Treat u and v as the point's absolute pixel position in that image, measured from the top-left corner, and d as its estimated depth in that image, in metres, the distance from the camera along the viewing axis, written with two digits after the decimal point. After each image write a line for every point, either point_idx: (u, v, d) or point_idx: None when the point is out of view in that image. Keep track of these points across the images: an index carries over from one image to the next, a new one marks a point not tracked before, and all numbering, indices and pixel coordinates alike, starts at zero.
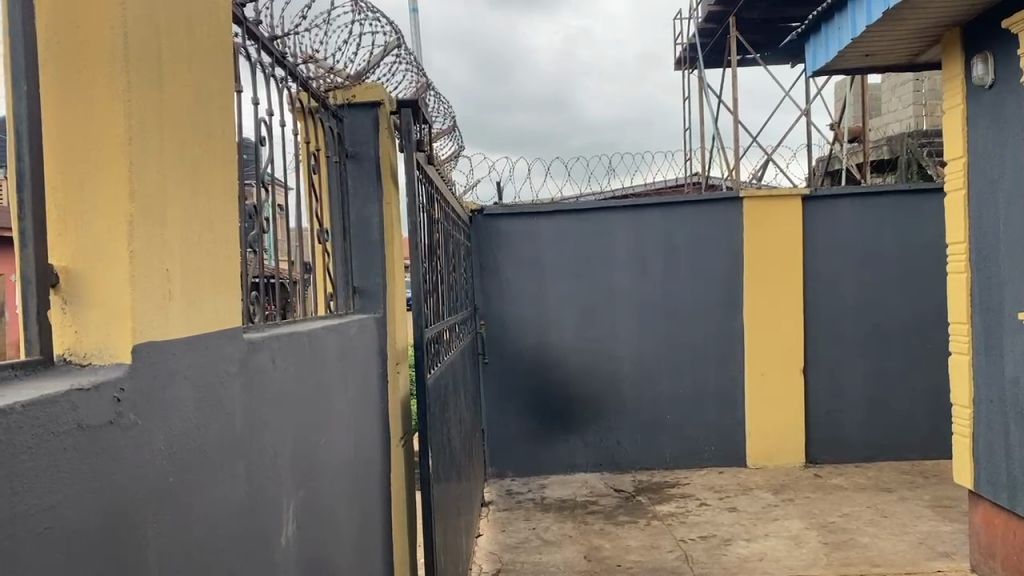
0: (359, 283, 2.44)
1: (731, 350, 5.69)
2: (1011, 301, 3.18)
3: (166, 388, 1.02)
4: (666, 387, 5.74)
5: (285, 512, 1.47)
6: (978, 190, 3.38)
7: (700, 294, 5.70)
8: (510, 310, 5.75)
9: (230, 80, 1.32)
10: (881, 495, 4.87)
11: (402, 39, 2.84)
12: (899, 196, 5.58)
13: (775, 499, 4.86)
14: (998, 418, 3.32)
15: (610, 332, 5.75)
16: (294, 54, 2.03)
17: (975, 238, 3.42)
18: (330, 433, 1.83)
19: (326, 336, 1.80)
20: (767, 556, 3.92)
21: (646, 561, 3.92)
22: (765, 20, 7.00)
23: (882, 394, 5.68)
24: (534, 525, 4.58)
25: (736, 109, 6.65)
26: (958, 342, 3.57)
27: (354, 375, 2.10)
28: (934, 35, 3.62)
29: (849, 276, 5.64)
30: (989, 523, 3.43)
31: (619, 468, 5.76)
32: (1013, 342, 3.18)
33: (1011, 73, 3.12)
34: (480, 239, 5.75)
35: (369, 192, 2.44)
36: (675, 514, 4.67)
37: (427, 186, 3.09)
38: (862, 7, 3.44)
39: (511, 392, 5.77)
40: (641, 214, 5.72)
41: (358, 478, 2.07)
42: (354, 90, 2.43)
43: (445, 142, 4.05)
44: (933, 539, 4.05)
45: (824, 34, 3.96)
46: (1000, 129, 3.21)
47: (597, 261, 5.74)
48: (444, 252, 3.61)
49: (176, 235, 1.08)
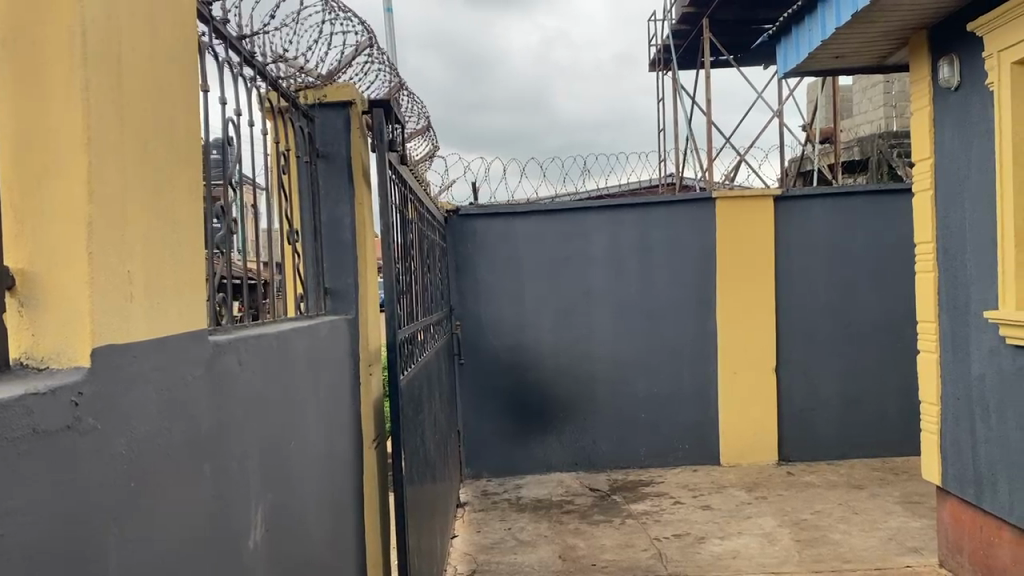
0: (330, 284, 2.42)
1: (705, 350, 5.73)
2: (977, 300, 3.23)
3: (128, 390, 1.01)
4: (641, 386, 5.76)
5: (253, 515, 1.45)
6: (946, 190, 3.43)
7: (674, 293, 5.73)
8: (485, 311, 5.75)
9: (194, 79, 1.30)
10: (853, 492, 4.93)
11: (374, 39, 2.82)
12: (869, 196, 5.66)
13: (749, 497, 4.90)
14: (964, 414, 3.37)
15: (585, 332, 5.76)
16: (264, 53, 2.01)
17: (943, 238, 3.47)
18: (301, 435, 1.82)
19: (296, 338, 1.79)
20: (739, 554, 3.95)
21: (620, 560, 3.93)
22: (737, 22, 7.06)
23: (854, 393, 5.74)
24: (509, 525, 4.58)
25: (709, 110, 6.71)
26: (927, 340, 3.62)
27: (325, 378, 2.09)
28: (902, 38, 3.67)
29: (821, 275, 5.70)
30: (957, 519, 3.48)
31: (595, 468, 5.78)
32: (980, 340, 3.23)
33: (976, 74, 3.17)
34: (454, 239, 5.74)
35: (340, 192, 2.42)
36: (650, 513, 4.69)
37: (400, 186, 3.08)
38: (832, 9, 3.47)
39: (486, 392, 5.77)
40: (616, 214, 5.73)
41: (330, 479, 2.06)
42: (325, 90, 2.42)
43: (418, 143, 4.04)
44: (903, 535, 4.11)
45: (795, 36, 4.00)
46: (966, 131, 3.26)
47: (572, 261, 5.76)
48: (418, 252, 3.60)
49: (138, 236, 1.07)
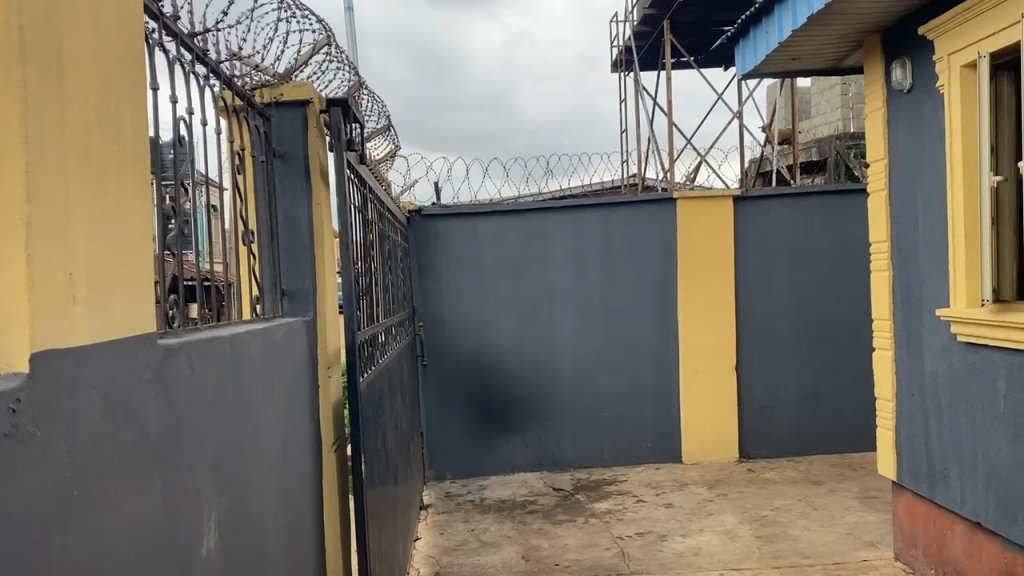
0: (288, 285, 2.39)
1: (667, 349, 5.77)
2: (929, 298, 3.30)
3: (70, 396, 0.98)
4: (605, 385, 5.78)
5: (205, 521, 1.42)
6: (899, 191, 3.49)
7: (636, 293, 5.77)
8: (448, 312, 5.73)
9: (142, 80, 1.27)
10: (812, 488, 5.00)
11: (332, 37, 2.79)
12: (826, 197, 5.74)
13: (710, 495, 4.95)
14: (918, 410, 3.43)
15: (548, 333, 5.77)
16: (217, 50, 1.97)
17: (897, 238, 3.53)
18: (256, 438, 1.78)
19: (250, 341, 1.76)
20: (701, 551, 3.98)
21: (584, 560, 3.94)
22: (697, 24, 7.12)
23: (813, 390, 5.83)
24: (473, 527, 4.57)
25: (670, 111, 6.77)
26: (882, 338, 3.69)
27: (282, 381, 2.05)
28: (856, 40, 3.73)
29: (781, 274, 5.77)
30: (912, 513, 3.55)
31: (559, 468, 5.79)
32: (933, 336, 3.29)
33: (928, 77, 3.23)
34: (416, 240, 5.71)
35: (297, 191, 2.39)
36: (613, 511, 4.72)
37: (360, 187, 3.06)
38: (788, 12, 3.52)
39: (449, 393, 5.75)
40: (579, 214, 5.75)
41: (287, 483, 2.03)
42: (281, 88, 2.38)
43: (379, 142, 4.01)
44: (861, 530, 4.18)
45: (753, 38, 4.05)
46: (918, 132, 3.32)
47: (535, 261, 5.76)
48: (378, 252, 3.57)
49: (82, 236, 1.04)
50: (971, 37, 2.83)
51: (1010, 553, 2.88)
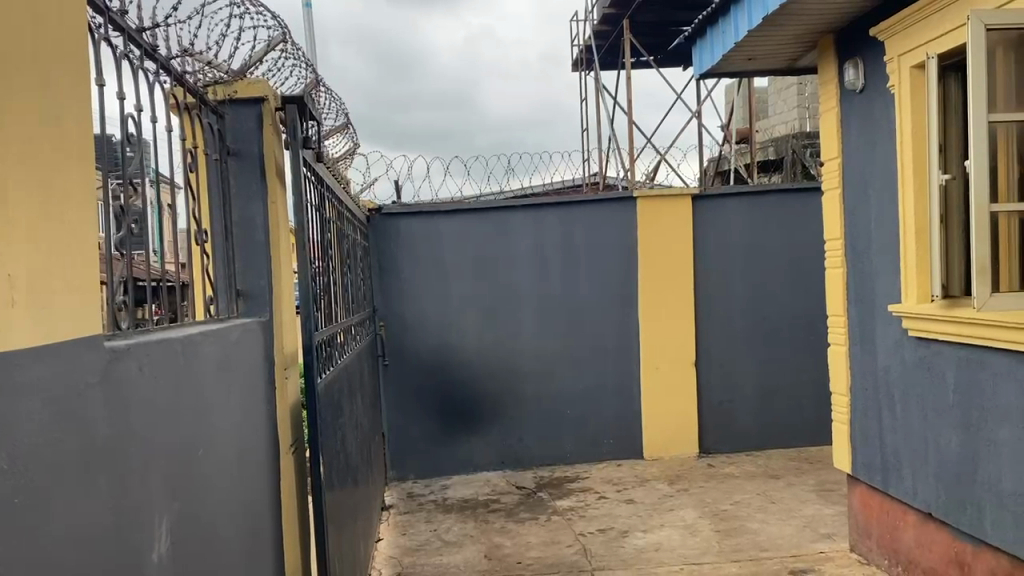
0: (243, 285, 2.35)
1: (628, 346, 5.81)
2: (882, 294, 3.36)
3: (12, 401, 0.95)
4: (566, 383, 5.80)
5: (156, 527, 1.39)
6: (852, 189, 3.56)
7: (597, 291, 5.79)
8: (409, 311, 5.70)
9: (87, 76, 1.25)
10: (770, 482, 5.08)
11: (287, 34, 2.76)
12: (782, 195, 5.83)
13: (671, 490, 5.00)
14: (872, 404, 3.50)
15: (510, 331, 5.77)
16: (168, 45, 1.92)
17: (851, 236, 3.60)
18: (211, 441, 1.75)
19: (203, 343, 1.73)
20: (662, 546, 4.01)
21: (546, 557, 3.94)
22: (657, 24, 7.18)
23: (771, 385, 5.91)
24: (435, 526, 4.55)
25: (631, 110, 6.81)
26: (837, 334, 3.76)
27: (237, 382, 2.02)
28: (811, 41, 3.79)
29: (738, 271, 5.85)
30: (866, 505, 3.62)
31: (522, 466, 5.79)
32: (886, 332, 3.36)
33: (879, 78, 3.30)
34: (377, 239, 5.68)
35: (252, 191, 2.35)
36: (575, 508, 4.73)
37: (317, 186, 3.03)
38: (744, 13, 3.56)
39: (411, 393, 5.72)
40: (539, 212, 5.76)
41: (243, 485, 2.00)
42: (235, 86, 2.35)
43: (338, 141, 3.98)
44: (818, 522, 4.25)
45: (710, 38, 4.09)
46: (870, 131, 3.38)
47: (496, 259, 5.75)
48: (337, 251, 3.54)
49: (21, 236, 1.01)
50: (921, 38, 2.89)
51: (960, 542, 2.96)
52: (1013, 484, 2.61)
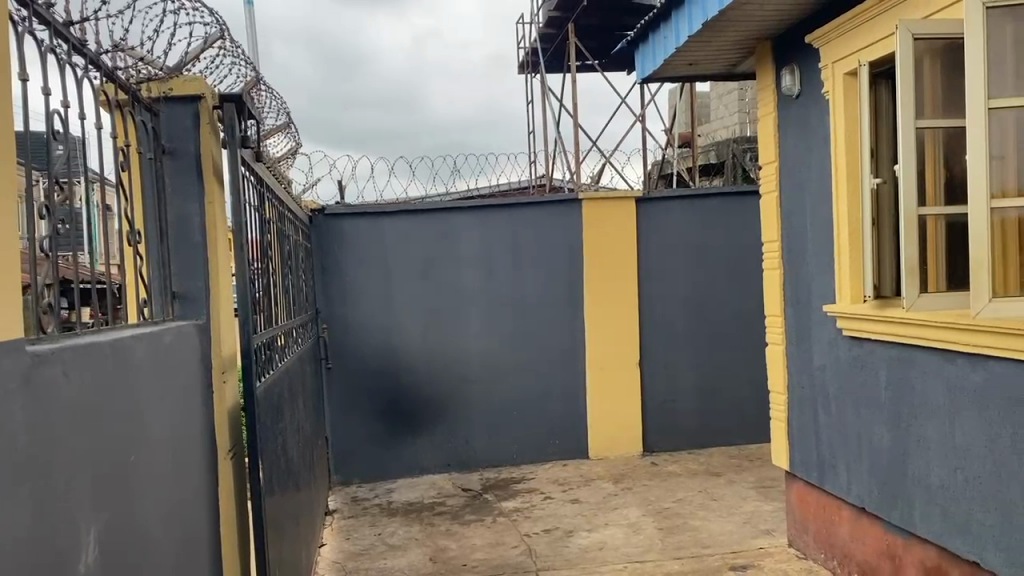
0: (178, 288, 2.29)
1: (573, 347, 5.84)
2: (817, 295, 3.45)
3: None
4: (512, 384, 5.81)
5: (84, 537, 1.34)
6: (789, 192, 3.64)
7: (542, 292, 5.82)
8: (353, 313, 5.64)
9: (8, 68, 1.20)
10: (711, 479, 5.16)
11: (225, 31, 2.70)
12: (723, 199, 5.94)
13: (615, 489, 5.04)
14: (808, 403, 3.59)
15: (455, 332, 5.75)
16: (98, 40, 1.86)
17: (787, 238, 3.69)
18: (144, 446, 1.71)
19: (134, 346, 1.68)
20: (606, 545, 4.05)
21: (491, 559, 3.95)
22: (601, 28, 7.26)
23: (712, 385, 6.01)
24: (380, 530, 4.51)
25: (575, 113, 6.87)
26: (774, 334, 3.84)
27: (172, 386, 1.97)
28: (749, 47, 3.87)
29: (680, 272, 5.94)
30: (803, 501, 3.71)
31: (468, 467, 5.78)
32: (820, 331, 3.45)
33: (813, 84, 3.39)
34: (320, 240, 5.61)
35: (189, 191, 2.30)
36: (520, 509, 4.75)
37: (257, 186, 2.98)
38: (684, 19, 3.63)
39: (355, 396, 5.67)
40: (485, 214, 5.75)
41: (179, 491, 1.95)
42: (171, 83, 2.28)
43: (279, 140, 3.92)
44: (757, 518, 4.34)
45: (651, 42, 4.15)
46: (806, 135, 3.47)
47: (442, 261, 5.73)
48: (278, 251, 3.49)
49: None
50: (853, 47, 2.98)
51: (891, 535, 3.05)
52: (940, 479, 2.70)
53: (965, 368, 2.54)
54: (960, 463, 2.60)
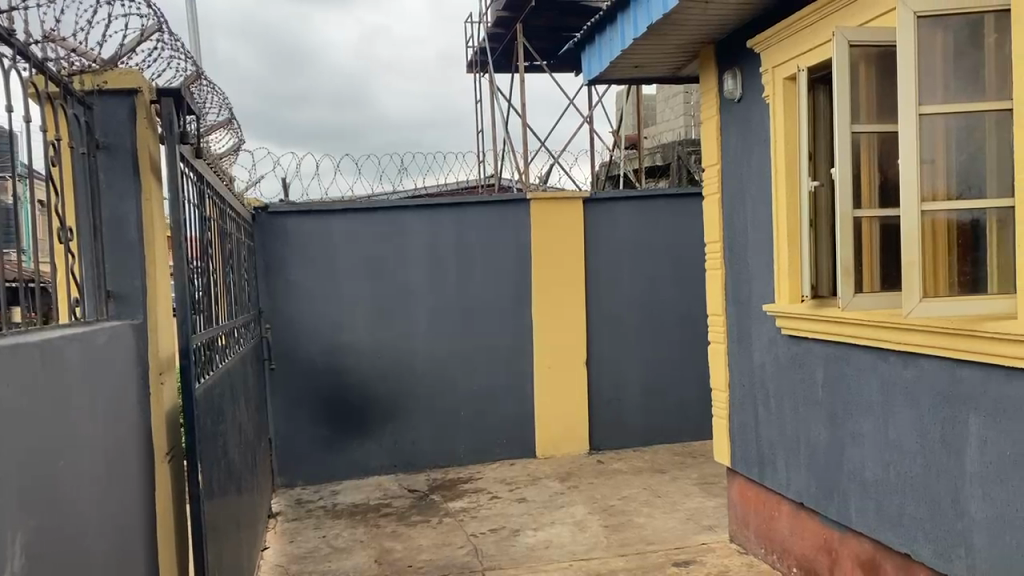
0: (113, 287, 2.23)
1: (520, 347, 5.86)
2: (757, 295, 3.52)
3: None
4: (459, 385, 5.79)
5: (10, 545, 1.30)
6: (731, 194, 3.71)
7: (489, 292, 5.82)
8: (298, 313, 5.56)
9: None
10: (656, 476, 5.24)
11: (164, 23, 2.63)
12: (668, 200, 6.03)
13: (561, 488, 5.08)
14: (749, 400, 3.66)
15: (401, 332, 5.71)
16: (27, 30, 1.79)
17: (729, 238, 3.75)
18: (74, 450, 1.65)
19: (64, 345, 1.63)
20: (552, 544, 4.06)
21: (436, 559, 3.93)
22: (549, 28, 7.29)
23: (657, 383, 6.09)
24: (324, 533, 4.45)
25: (524, 113, 6.88)
26: (716, 333, 3.91)
27: (105, 387, 1.91)
28: (693, 51, 3.93)
29: (627, 272, 6.00)
30: (744, 497, 3.79)
31: (414, 468, 5.75)
32: (760, 330, 3.52)
33: (755, 88, 3.46)
34: (263, 239, 5.51)
35: (124, 187, 2.25)
36: (466, 509, 4.74)
37: (197, 183, 2.91)
38: (630, 21, 3.66)
39: (300, 397, 5.59)
40: (432, 213, 5.73)
41: (113, 495, 1.90)
42: (105, 75, 2.21)
43: (221, 135, 3.84)
44: (700, 514, 4.41)
45: (598, 44, 4.18)
46: (747, 138, 3.54)
47: (388, 260, 5.68)
48: (219, 249, 3.41)
49: None
50: (793, 52, 3.04)
51: (829, 529, 3.13)
52: (874, 473, 2.78)
53: (897, 365, 2.63)
54: (893, 458, 2.68)
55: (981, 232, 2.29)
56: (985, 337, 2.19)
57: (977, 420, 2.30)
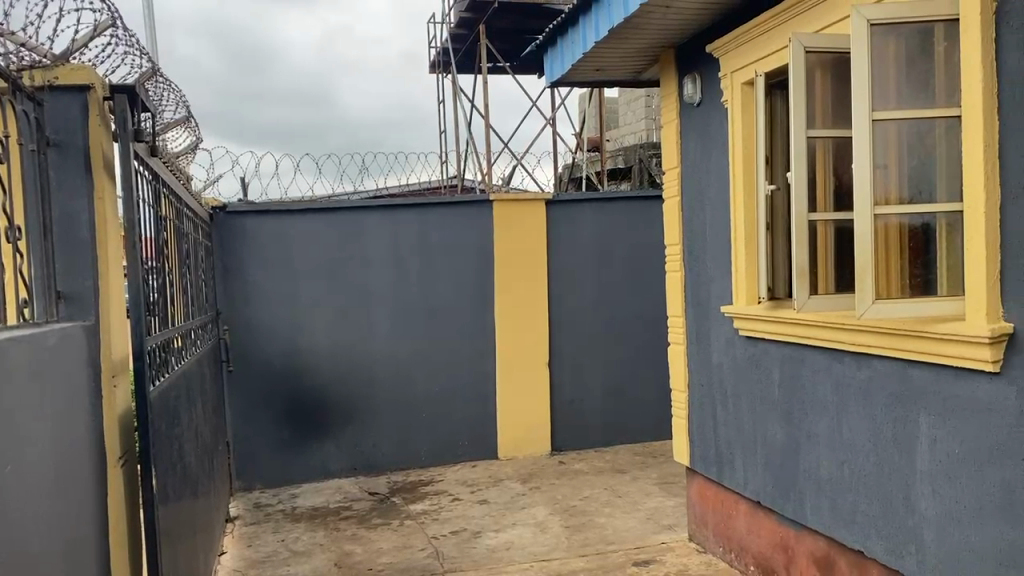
0: (64, 288, 2.18)
1: (482, 348, 5.85)
2: (716, 296, 3.56)
3: None
4: (421, 387, 5.77)
5: None
6: (690, 196, 3.75)
7: (451, 293, 5.80)
8: (256, 315, 5.49)
9: None
10: (617, 476, 5.27)
11: (118, 19, 2.58)
12: (629, 202, 6.08)
13: (522, 489, 5.08)
14: (707, 400, 3.70)
15: (362, 334, 5.67)
16: None
17: (688, 240, 3.79)
18: (22, 455, 1.61)
19: (12, 348, 1.58)
20: (513, 545, 4.07)
21: (397, 562, 3.91)
22: (512, 30, 7.30)
23: (618, 384, 6.13)
24: (283, 537, 4.40)
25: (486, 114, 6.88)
26: (676, 334, 3.95)
27: (55, 390, 1.86)
28: (653, 55, 3.97)
29: (588, 274, 6.03)
30: (703, 496, 3.83)
31: (375, 470, 5.71)
32: (719, 331, 3.56)
33: (714, 93, 3.50)
34: (221, 238, 5.43)
35: (75, 186, 2.20)
36: (428, 511, 4.72)
37: (152, 182, 2.86)
38: (591, 24, 3.68)
39: (258, 399, 5.51)
40: (394, 213, 5.70)
41: (63, 501, 1.85)
42: (56, 71, 2.16)
43: (178, 134, 3.77)
44: (659, 514, 4.45)
45: (560, 46, 4.19)
46: (706, 141, 3.58)
47: (349, 260, 5.64)
48: (174, 249, 3.35)
49: None
50: (751, 57, 3.09)
51: (784, 528, 3.19)
52: (829, 472, 2.83)
53: (851, 366, 2.68)
54: (847, 457, 2.73)
55: (932, 234, 2.34)
56: (934, 338, 2.24)
57: (928, 420, 2.35)
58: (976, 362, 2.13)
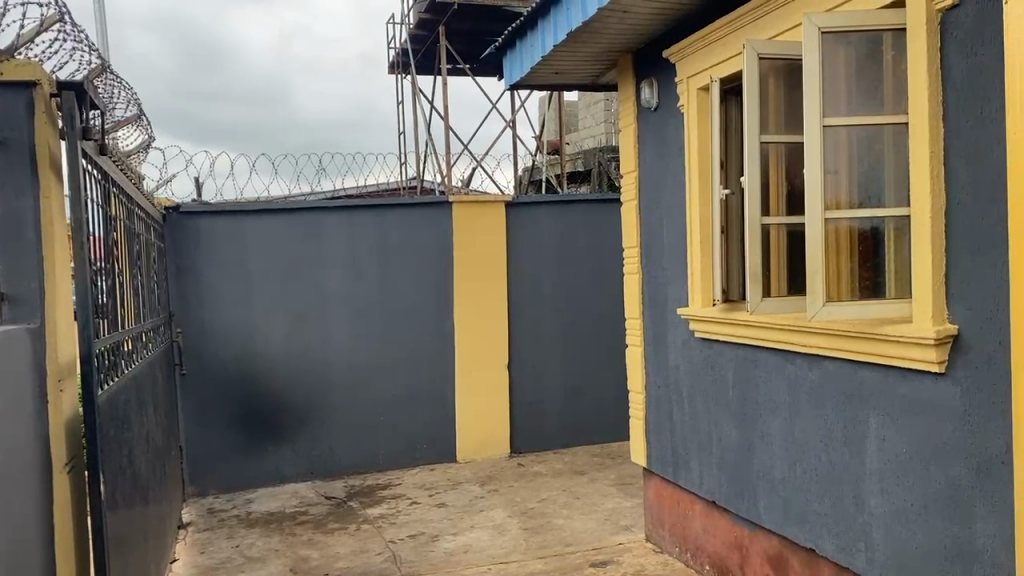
0: (8, 288, 2.12)
1: (441, 350, 5.83)
2: (673, 299, 3.60)
3: None
4: (379, 389, 5.73)
5: None
6: (647, 199, 3.79)
7: (410, 295, 5.77)
8: (210, 317, 5.40)
9: None
10: (575, 478, 5.29)
11: (66, 14, 2.52)
12: (588, 206, 6.11)
13: (481, 491, 5.07)
14: (664, 402, 3.74)
15: (319, 336, 5.61)
16: None
17: (646, 243, 3.83)
18: None
19: None
20: (471, 548, 4.06)
21: (354, 567, 3.88)
22: (471, 32, 7.30)
23: (577, 386, 6.15)
24: (237, 542, 4.33)
25: (445, 116, 6.87)
26: (634, 335, 3.99)
27: None
28: (611, 59, 4.00)
29: (547, 277, 6.05)
30: (660, 496, 3.86)
31: (332, 474, 5.66)
32: (675, 333, 3.60)
33: (670, 97, 3.54)
34: (174, 239, 5.33)
35: (21, 185, 2.14)
36: (385, 515, 4.68)
37: (102, 181, 2.79)
38: (550, 27, 3.69)
39: (213, 403, 5.42)
40: (352, 215, 5.65)
41: (6, 509, 1.80)
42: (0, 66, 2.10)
43: (129, 132, 3.70)
44: (617, 515, 4.48)
45: (519, 49, 4.20)
46: (663, 145, 3.62)
47: (306, 262, 5.58)
48: (125, 249, 3.27)
49: None
50: (706, 63, 3.13)
51: (739, 527, 3.23)
52: (782, 471, 2.88)
53: (803, 367, 2.72)
54: (799, 456, 2.78)
55: (881, 237, 2.39)
56: (882, 339, 2.30)
57: (877, 420, 2.40)
58: (923, 363, 2.19)
